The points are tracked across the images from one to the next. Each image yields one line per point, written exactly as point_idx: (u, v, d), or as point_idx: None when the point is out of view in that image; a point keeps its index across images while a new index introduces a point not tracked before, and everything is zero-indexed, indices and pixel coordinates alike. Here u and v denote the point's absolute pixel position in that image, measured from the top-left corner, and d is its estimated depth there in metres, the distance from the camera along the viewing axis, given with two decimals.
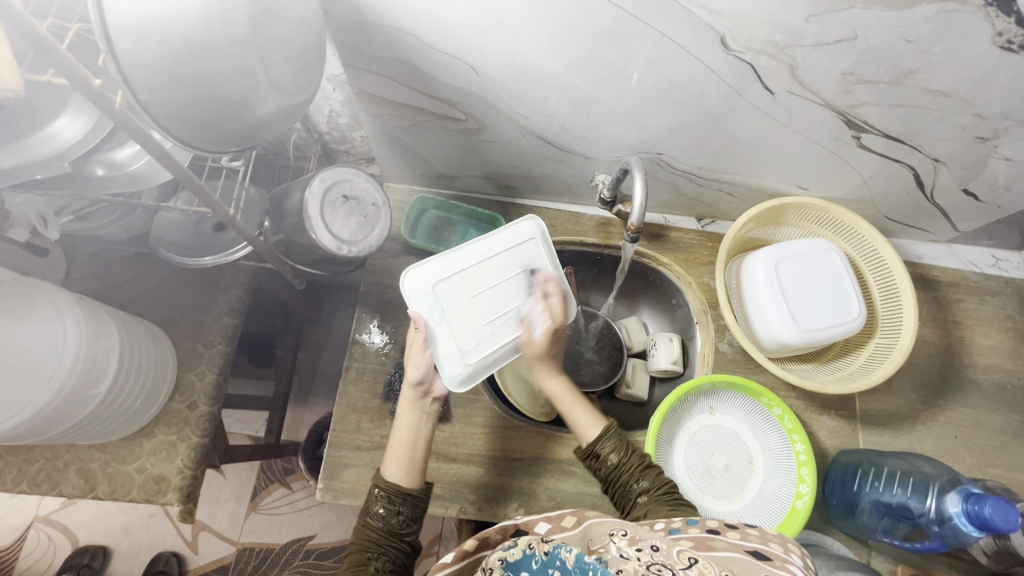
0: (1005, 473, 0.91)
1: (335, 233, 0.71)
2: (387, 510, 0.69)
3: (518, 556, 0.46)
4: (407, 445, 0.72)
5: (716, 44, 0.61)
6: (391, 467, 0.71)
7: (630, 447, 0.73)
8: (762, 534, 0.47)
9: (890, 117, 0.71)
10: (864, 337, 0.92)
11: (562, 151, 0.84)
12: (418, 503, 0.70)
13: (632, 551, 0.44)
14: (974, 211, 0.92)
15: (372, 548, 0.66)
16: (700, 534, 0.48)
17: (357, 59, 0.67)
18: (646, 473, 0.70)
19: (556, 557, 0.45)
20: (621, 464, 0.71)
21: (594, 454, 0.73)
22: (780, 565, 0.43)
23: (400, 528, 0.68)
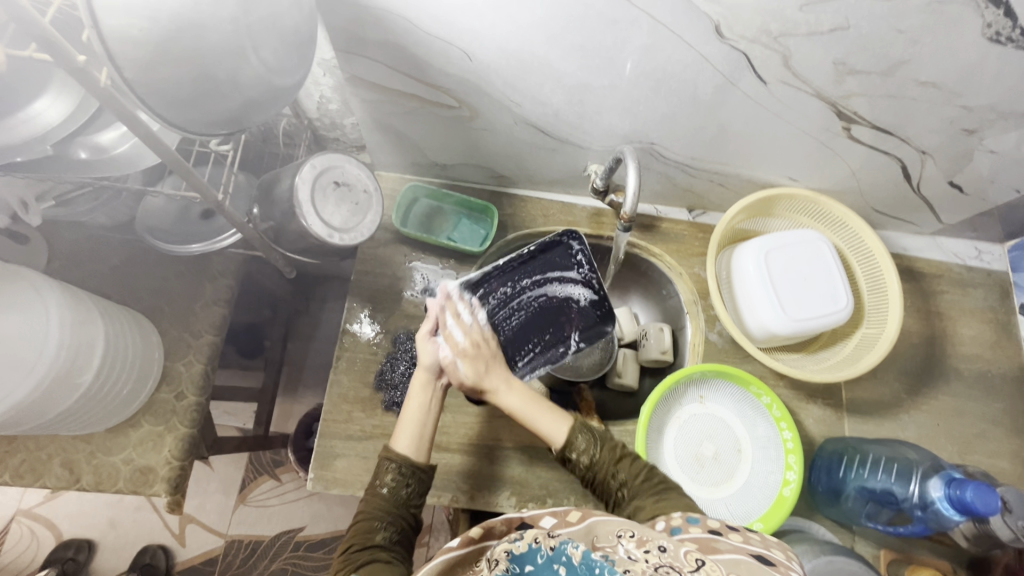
0: (984, 459, 0.93)
1: (326, 220, 0.70)
2: (397, 482, 0.69)
3: (524, 548, 0.47)
4: (418, 420, 0.73)
5: (711, 32, 0.61)
6: (400, 440, 0.72)
7: (601, 444, 0.73)
8: (766, 539, 0.49)
9: (879, 108, 0.71)
10: (850, 327, 0.94)
11: (555, 140, 0.84)
12: (425, 478, 0.71)
13: (641, 553, 0.46)
14: (958, 203, 0.93)
15: (382, 517, 0.66)
16: (703, 534, 0.50)
17: (349, 44, 0.66)
18: (621, 465, 0.71)
19: (562, 553, 0.46)
20: (597, 462, 0.72)
21: (567, 457, 0.73)
22: (783, 569, 0.44)
23: (408, 500, 0.69)
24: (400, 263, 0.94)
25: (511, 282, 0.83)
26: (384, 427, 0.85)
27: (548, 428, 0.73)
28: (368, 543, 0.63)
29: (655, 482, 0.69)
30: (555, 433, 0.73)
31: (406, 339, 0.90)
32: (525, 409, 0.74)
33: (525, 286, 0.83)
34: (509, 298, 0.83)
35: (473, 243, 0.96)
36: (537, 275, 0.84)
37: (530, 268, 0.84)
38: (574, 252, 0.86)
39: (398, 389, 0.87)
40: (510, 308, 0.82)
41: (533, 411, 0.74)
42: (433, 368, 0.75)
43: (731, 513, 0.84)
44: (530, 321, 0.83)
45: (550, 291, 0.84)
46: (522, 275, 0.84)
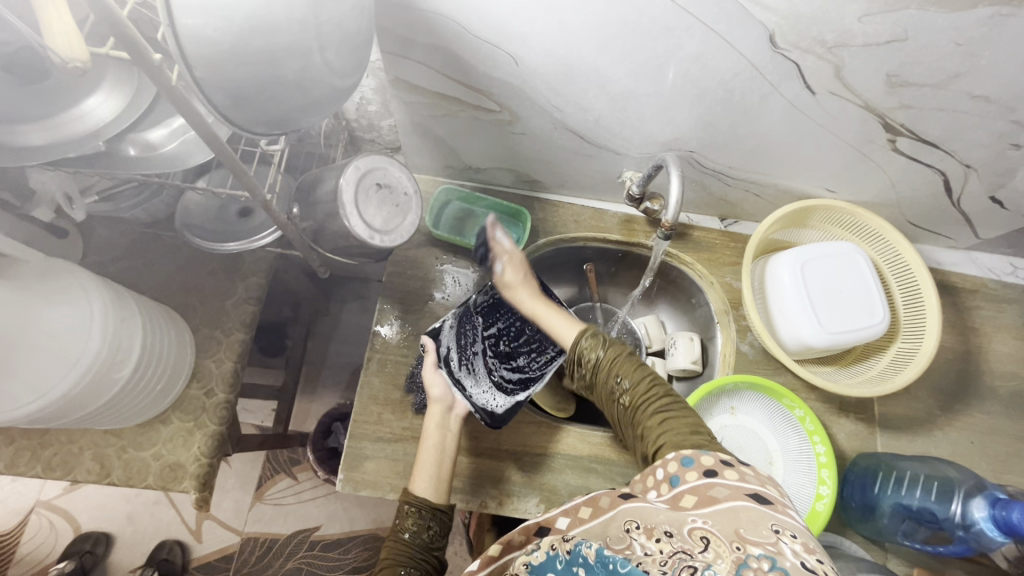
0: (1020, 479, 0.92)
1: (367, 222, 0.69)
2: (418, 526, 0.70)
3: (542, 558, 0.50)
4: (435, 464, 0.75)
5: (765, 41, 0.60)
6: (418, 483, 0.74)
7: (604, 347, 0.73)
8: (760, 475, 0.51)
9: (928, 122, 0.71)
10: (885, 341, 0.92)
11: (592, 146, 0.83)
12: (445, 518, 0.73)
13: (653, 545, 0.47)
14: (998, 217, 0.92)
15: (406, 563, 0.67)
16: (700, 482, 0.51)
17: (397, 45, 0.66)
18: (624, 368, 0.71)
19: (579, 555, 0.48)
20: (602, 365, 0.73)
21: (575, 358, 0.75)
22: (781, 507, 0.47)
23: (431, 542, 0.70)
24: (431, 266, 0.94)
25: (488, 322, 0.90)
26: (414, 430, 0.85)
27: (558, 327, 0.78)
28: None
29: (660, 394, 0.68)
30: (563, 331, 0.77)
31: None
32: (541, 311, 0.80)
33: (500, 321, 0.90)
34: (496, 332, 0.90)
35: None
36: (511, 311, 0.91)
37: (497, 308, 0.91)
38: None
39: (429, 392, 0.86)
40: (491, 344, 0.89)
41: (544, 309, 0.80)
42: (443, 399, 0.79)
43: None
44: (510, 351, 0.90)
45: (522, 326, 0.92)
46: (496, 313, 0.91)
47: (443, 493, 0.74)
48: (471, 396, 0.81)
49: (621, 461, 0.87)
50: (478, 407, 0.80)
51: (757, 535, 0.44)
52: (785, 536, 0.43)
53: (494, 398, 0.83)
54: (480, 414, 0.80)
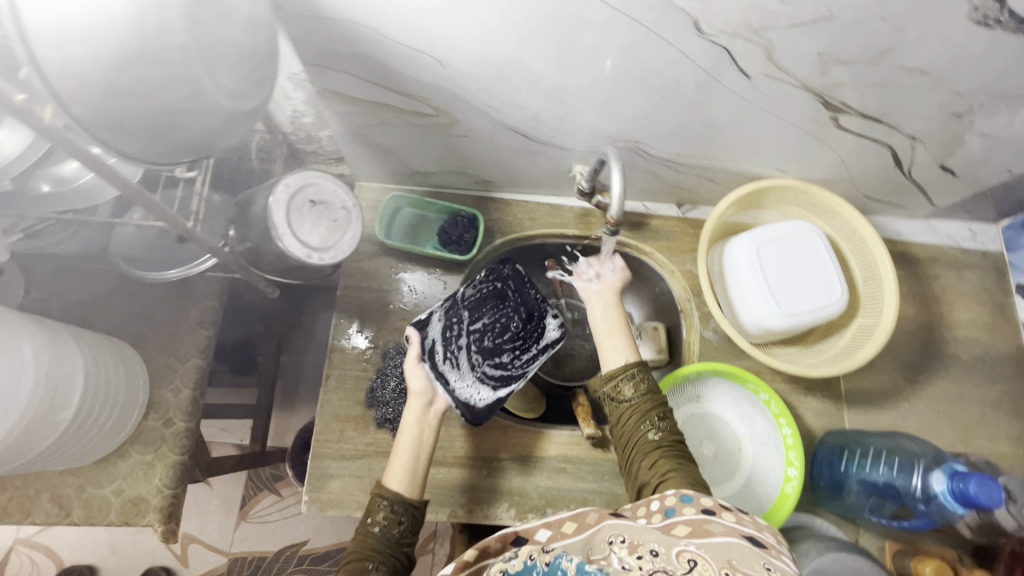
0: (985, 444, 0.93)
1: (304, 240, 0.68)
2: (389, 520, 0.69)
3: (519, 566, 0.49)
4: (410, 458, 0.73)
5: (691, 28, 0.58)
6: (392, 477, 0.72)
7: (647, 389, 0.74)
8: (757, 520, 0.51)
9: (867, 97, 0.70)
10: (847, 317, 0.92)
11: (536, 143, 0.82)
12: (418, 514, 0.71)
13: (634, 560, 0.47)
14: (951, 185, 0.92)
15: (375, 556, 0.66)
16: (697, 516, 0.52)
17: (315, 55, 0.63)
18: (664, 412, 0.73)
19: (558, 567, 0.48)
20: (641, 398, 0.74)
21: (614, 386, 0.75)
22: (776, 552, 0.47)
23: (401, 537, 0.69)
24: (385, 275, 0.92)
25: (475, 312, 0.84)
26: (378, 445, 0.84)
27: (612, 345, 0.79)
28: None
29: (682, 449, 0.70)
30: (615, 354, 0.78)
31: (396, 353, 0.89)
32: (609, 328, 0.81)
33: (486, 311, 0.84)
34: (480, 327, 0.84)
35: (454, 248, 0.91)
36: (497, 301, 0.85)
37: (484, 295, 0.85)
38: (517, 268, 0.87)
39: (390, 406, 0.85)
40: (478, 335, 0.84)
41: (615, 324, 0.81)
42: (423, 394, 0.78)
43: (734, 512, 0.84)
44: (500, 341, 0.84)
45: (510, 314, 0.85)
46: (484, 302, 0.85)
47: (417, 489, 0.72)
48: (453, 391, 0.80)
49: (590, 459, 0.87)
50: (460, 402, 0.79)
51: (749, 567, 0.44)
52: (778, 574, 0.43)
53: (477, 391, 0.81)
54: (463, 409, 0.80)
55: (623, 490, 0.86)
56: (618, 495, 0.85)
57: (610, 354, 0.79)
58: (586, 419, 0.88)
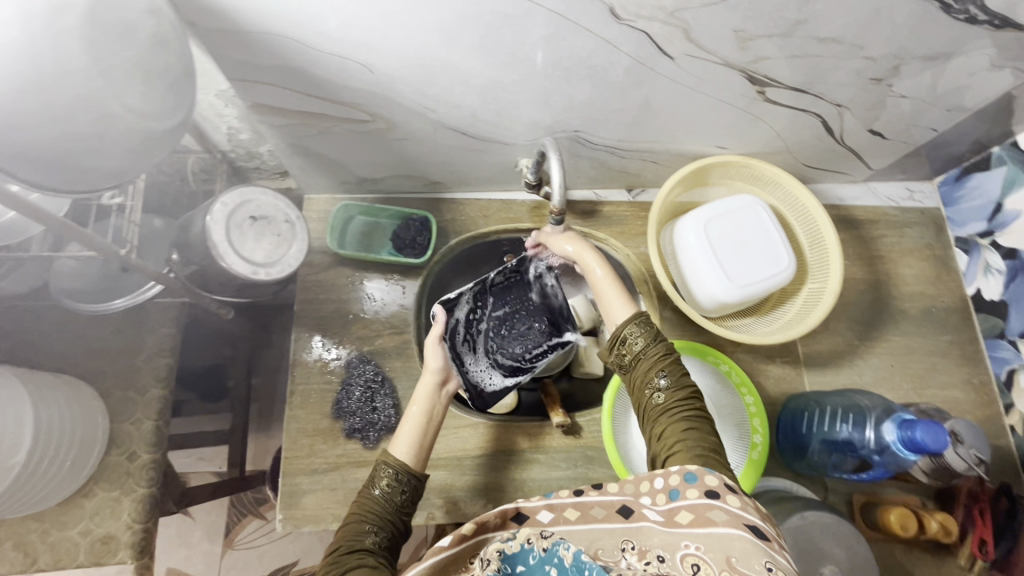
0: (938, 392, 0.97)
1: (247, 258, 0.67)
2: (392, 488, 0.67)
3: (516, 549, 0.49)
4: (417, 429, 0.72)
5: (607, 16, 0.60)
6: (399, 446, 0.71)
7: (654, 342, 0.69)
8: (759, 505, 0.50)
9: (789, 69, 0.72)
10: (797, 284, 0.95)
11: (478, 140, 0.82)
12: (418, 486, 0.69)
13: (641, 564, 0.49)
14: (883, 148, 0.95)
15: (375, 520, 0.64)
16: (700, 501, 0.50)
17: (239, 70, 0.63)
18: (666, 369, 0.67)
19: (554, 554, 0.47)
20: (643, 356, 0.69)
21: (619, 343, 0.70)
22: (777, 547, 0.46)
23: (401, 506, 0.67)
24: (342, 286, 0.92)
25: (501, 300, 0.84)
26: (349, 455, 0.83)
27: (610, 301, 0.74)
28: (357, 546, 0.61)
29: (693, 407, 0.65)
30: (618, 311, 0.72)
31: (360, 361, 0.89)
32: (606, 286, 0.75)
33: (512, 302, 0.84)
34: (501, 315, 0.84)
35: (410, 252, 0.93)
36: (519, 293, 0.85)
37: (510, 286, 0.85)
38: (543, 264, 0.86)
39: (358, 415, 0.85)
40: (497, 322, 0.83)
41: (606, 279, 0.76)
42: (439, 372, 0.76)
43: None
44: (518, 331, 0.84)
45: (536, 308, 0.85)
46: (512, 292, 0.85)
47: (421, 461, 0.71)
48: (468, 374, 0.78)
49: (562, 446, 0.88)
50: (471, 384, 0.78)
51: (748, 567, 0.44)
52: None
53: (489, 376, 0.81)
54: (472, 392, 0.79)
55: (597, 474, 0.87)
56: (593, 479, 0.87)
57: (609, 309, 0.74)
58: (555, 407, 0.89)
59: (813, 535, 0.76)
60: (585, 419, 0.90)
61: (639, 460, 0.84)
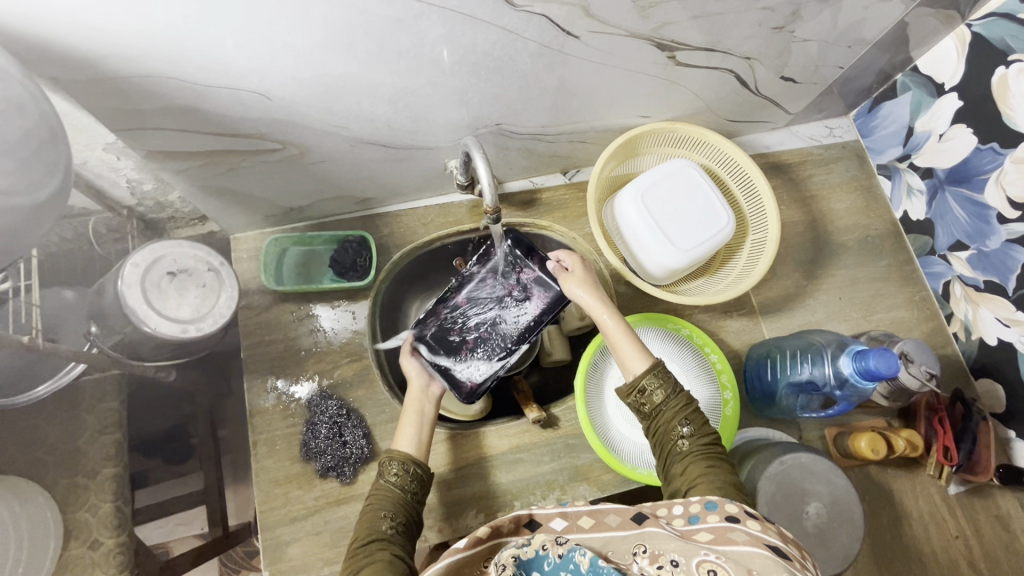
0: (885, 316, 1.01)
1: (173, 316, 0.64)
2: (401, 476, 0.69)
3: (530, 555, 0.47)
4: (416, 430, 0.74)
5: (502, 4, 0.58)
6: (402, 443, 0.73)
7: (674, 391, 0.70)
8: (781, 530, 0.49)
9: (693, 30, 0.73)
10: (740, 237, 0.97)
11: (401, 150, 0.79)
12: (425, 476, 0.71)
13: (654, 570, 0.46)
14: (796, 92, 0.98)
15: (389, 507, 0.66)
16: (720, 525, 0.50)
17: (123, 117, 0.59)
18: (688, 418, 0.69)
19: (569, 561, 0.47)
20: (664, 407, 0.70)
21: (638, 391, 0.71)
22: (800, 566, 0.45)
23: (413, 493, 0.69)
24: (289, 323, 0.88)
25: (470, 290, 0.85)
26: (328, 496, 0.81)
27: (627, 355, 0.74)
28: (374, 534, 0.63)
29: (716, 452, 0.66)
30: (635, 363, 0.73)
31: (322, 398, 0.85)
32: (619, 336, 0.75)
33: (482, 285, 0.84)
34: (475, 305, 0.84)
35: (352, 275, 0.89)
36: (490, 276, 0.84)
37: (476, 272, 0.85)
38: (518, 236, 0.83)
39: (329, 454, 0.82)
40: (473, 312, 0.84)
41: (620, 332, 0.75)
42: (421, 381, 0.79)
43: None
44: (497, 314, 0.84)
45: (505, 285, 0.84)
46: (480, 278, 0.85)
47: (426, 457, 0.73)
48: (452, 373, 0.81)
49: (543, 441, 0.88)
50: (455, 382, 0.81)
51: None
52: None
53: (477, 367, 0.82)
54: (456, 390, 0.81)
55: (582, 461, 0.87)
56: (579, 467, 0.86)
57: (628, 360, 0.74)
58: (529, 404, 0.88)
59: (794, 477, 0.78)
60: (561, 408, 0.89)
61: (618, 438, 0.85)
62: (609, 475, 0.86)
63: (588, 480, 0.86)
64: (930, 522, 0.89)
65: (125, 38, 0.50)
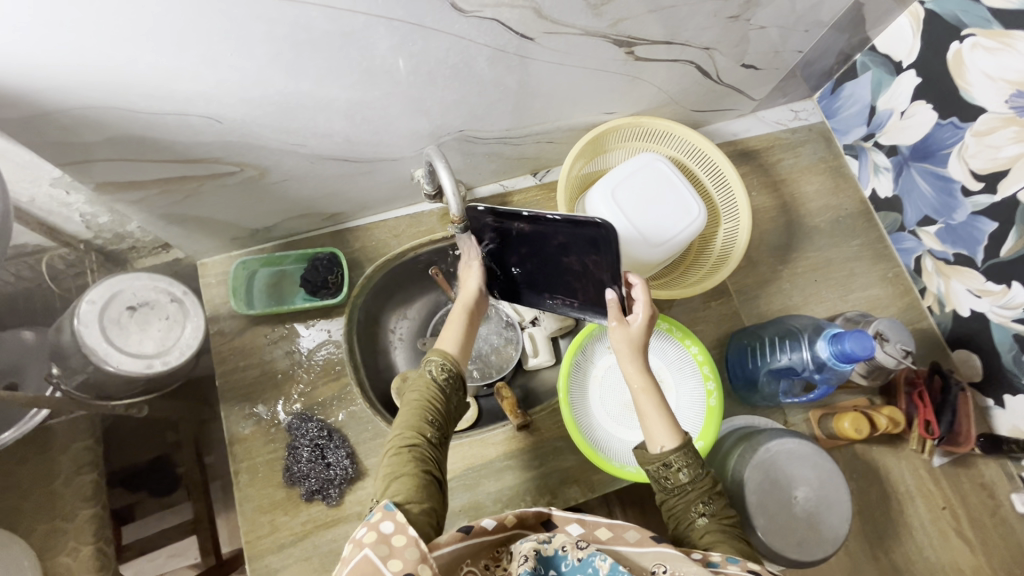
0: (861, 294, 1.02)
1: (135, 353, 0.67)
2: (447, 379, 0.69)
3: (551, 552, 0.49)
4: (468, 329, 0.74)
5: (451, 12, 0.57)
6: (446, 341, 0.73)
7: (700, 471, 0.64)
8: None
9: (649, 25, 0.72)
10: (713, 227, 0.97)
11: (364, 163, 0.78)
12: (464, 384, 0.71)
13: None
14: (759, 79, 0.98)
15: (433, 413, 0.66)
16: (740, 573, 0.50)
17: (68, 151, 0.57)
18: (711, 496, 0.63)
19: (589, 564, 0.47)
20: (688, 485, 0.64)
21: (659, 464, 0.65)
22: None
23: (453, 402, 0.69)
24: (263, 346, 0.86)
25: (544, 232, 0.71)
26: (315, 520, 0.79)
27: (655, 426, 0.66)
28: (418, 440, 0.63)
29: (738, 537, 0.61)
30: (662, 438, 0.66)
31: (302, 420, 0.83)
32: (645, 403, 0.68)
33: (555, 245, 0.72)
34: (536, 255, 0.74)
35: (325, 292, 0.88)
36: (561, 238, 0.71)
37: (554, 227, 0.70)
38: (608, 246, 0.68)
39: (313, 477, 0.80)
40: (534, 254, 0.75)
41: (650, 400, 0.68)
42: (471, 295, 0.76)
43: None
44: (552, 274, 0.75)
45: (574, 262, 0.73)
46: (553, 232, 0.71)
47: (465, 364, 0.73)
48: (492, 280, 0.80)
49: (530, 446, 0.87)
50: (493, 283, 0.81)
51: None
52: None
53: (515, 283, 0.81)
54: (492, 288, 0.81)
55: (571, 462, 0.86)
56: (568, 469, 0.86)
57: (655, 432, 0.66)
58: (514, 410, 0.88)
59: (780, 464, 0.78)
60: (543, 412, 0.89)
61: (603, 438, 0.85)
62: (599, 475, 0.86)
63: (578, 482, 0.85)
64: (918, 495, 0.90)
65: (59, 70, 0.48)
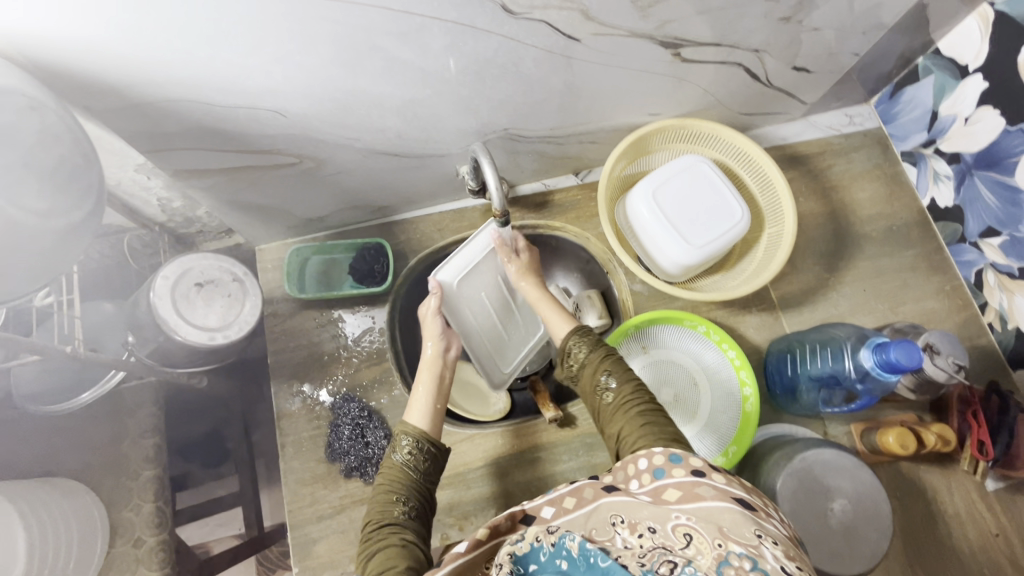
0: (914, 306, 0.98)
1: (201, 325, 0.75)
2: (415, 450, 0.69)
3: (526, 549, 0.47)
4: (430, 398, 0.75)
5: (502, 14, 0.59)
6: (414, 416, 0.73)
7: (596, 348, 0.72)
8: (745, 481, 0.49)
9: (696, 27, 0.73)
10: (757, 232, 0.96)
11: (412, 158, 0.82)
12: (438, 451, 0.70)
13: (635, 539, 0.45)
14: (811, 82, 0.96)
15: (400, 492, 0.65)
16: (685, 479, 0.49)
17: (151, 141, 0.64)
18: (611, 369, 0.69)
19: (562, 547, 0.45)
20: (587, 365, 0.71)
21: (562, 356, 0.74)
22: (766, 515, 0.44)
23: (425, 475, 0.68)
24: (313, 330, 0.92)
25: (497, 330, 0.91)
26: (352, 495, 0.84)
27: (553, 322, 0.79)
28: (386, 517, 0.62)
29: (641, 398, 0.65)
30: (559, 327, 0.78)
31: (346, 400, 0.88)
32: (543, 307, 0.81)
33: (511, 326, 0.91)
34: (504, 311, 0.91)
35: (371, 280, 0.91)
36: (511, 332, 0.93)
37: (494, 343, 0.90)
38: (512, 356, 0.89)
39: (351, 455, 0.85)
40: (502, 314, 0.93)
41: (544, 302, 0.82)
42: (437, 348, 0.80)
43: (705, 447, 0.86)
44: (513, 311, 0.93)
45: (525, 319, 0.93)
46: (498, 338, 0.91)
47: (437, 433, 0.73)
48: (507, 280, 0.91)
49: (561, 440, 0.88)
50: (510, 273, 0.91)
51: (741, 535, 0.41)
52: (770, 542, 0.41)
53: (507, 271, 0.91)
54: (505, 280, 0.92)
55: (600, 459, 0.87)
56: (597, 466, 0.87)
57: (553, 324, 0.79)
58: (547, 403, 0.87)
59: (818, 473, 0.76)
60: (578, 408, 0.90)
61: None
62: None
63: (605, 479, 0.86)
64: (967, 520, 0.86)
65: (147, 67, 0.54)
